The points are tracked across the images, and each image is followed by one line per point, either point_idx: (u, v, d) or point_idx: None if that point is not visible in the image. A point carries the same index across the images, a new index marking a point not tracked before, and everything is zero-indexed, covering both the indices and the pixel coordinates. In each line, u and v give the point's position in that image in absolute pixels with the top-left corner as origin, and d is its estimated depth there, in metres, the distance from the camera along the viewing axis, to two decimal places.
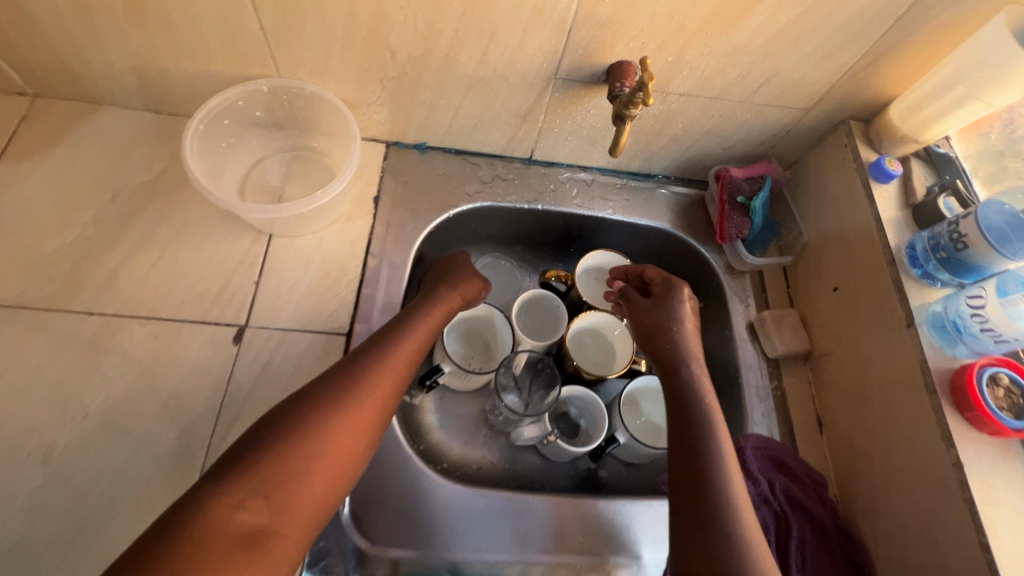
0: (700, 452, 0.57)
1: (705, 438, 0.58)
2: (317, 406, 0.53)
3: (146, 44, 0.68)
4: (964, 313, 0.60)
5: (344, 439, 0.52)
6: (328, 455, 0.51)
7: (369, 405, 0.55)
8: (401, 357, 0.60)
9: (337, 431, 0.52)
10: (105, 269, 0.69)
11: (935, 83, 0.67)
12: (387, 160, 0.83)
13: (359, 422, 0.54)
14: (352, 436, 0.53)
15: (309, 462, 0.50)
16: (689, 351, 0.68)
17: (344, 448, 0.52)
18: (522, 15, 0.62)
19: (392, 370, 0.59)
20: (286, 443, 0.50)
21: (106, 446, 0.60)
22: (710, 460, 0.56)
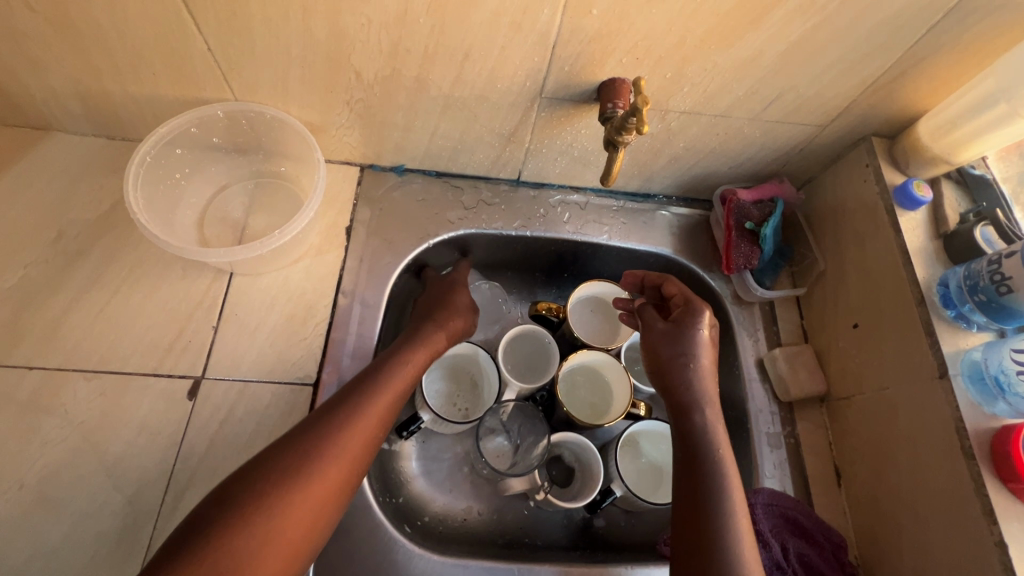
0: (706, 521, 0.51)
1: (712, 503, 0.51)
2: (272, 483, 0.48)
3: (84, 69, 0.61)
4: (1008, 369, 0.53)
5: (301, 518, 0.48)
6: (284, 540, 0.47)
7: (332, 473, 0.51)
8: (373, 416, 0.55)
9: (296, 507, 0.48)
10: (49, 317, 0.63)
11: (971, 98, 0.59)
12: (361, 185, 0.76)
13: (320, 499, 0.50)
14: (312, 512, 0.49)
15: (261, 549, 0.46)
16: (704, 392, 0.59)
17: (303, 525, 0.48)
18: (499, 30, 0.55)
19: (360, 435, 0.53)
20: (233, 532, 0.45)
21: (45, 520, 0.55)
22: (716, 532, 0.50)
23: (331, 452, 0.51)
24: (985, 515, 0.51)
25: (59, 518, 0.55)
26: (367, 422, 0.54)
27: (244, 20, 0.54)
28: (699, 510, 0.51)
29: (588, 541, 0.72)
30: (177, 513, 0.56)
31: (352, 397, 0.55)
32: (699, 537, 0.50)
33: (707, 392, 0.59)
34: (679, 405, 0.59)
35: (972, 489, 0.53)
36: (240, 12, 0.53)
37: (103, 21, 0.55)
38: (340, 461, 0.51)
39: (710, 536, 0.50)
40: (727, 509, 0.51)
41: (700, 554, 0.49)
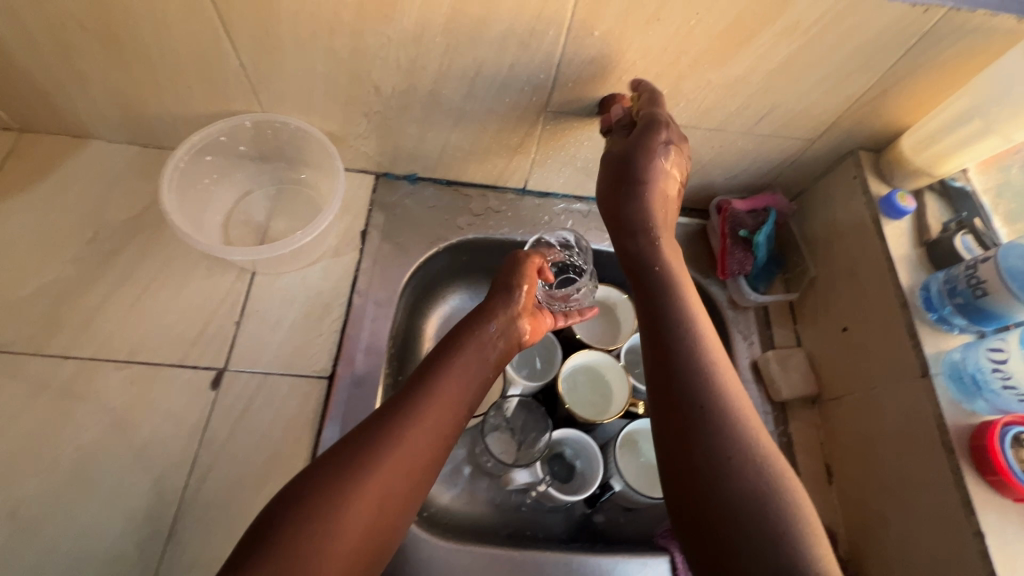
0: (695, 409, 0.49)
1: (688, 383, 0.51)
2: (344, 484, 0.47)
3: (125, 82, 0.66)
4: (984, 367, 0.57)
5: (370, 518, 0.47)
6: (354, 538, 0.46)
7: (403, 474, 0.50)
8: (437, 414, 0.54)
9: (365, 508, 0.47)
10: (84, 311, 0.67)
11: (950, 114, 0.63)
12: (375, 192, 0.81)
13: (392, 502, 0.49)
14: (381, 513, 0.48)
15: (330, 549, 0.44)
16: (670, 282, 0.58)
17: (377, 524, 0.47)
18: (508, 49, 0.60)
19: (426, 433, 0.52)
20: (307, 536, 0.44)
21: (78, 498, 0.59)
22: (705, 417, 0.49)
23: (396, 450, 0.50)
24: (965, 506, 0.54)
25: (90, 498, 0.59)
26: (434, 419, 0.54)
27: (275, 39, 0.59)
28: (678, 393, 0.50)
29: (587, 536, 0.75)
30: (201, 494, 0.60)
31: (414, 395, 0.55)
32: (682, 425, 0.49)
33: (675, 279, 0.58)
34: (649, 288, 0.58)
35: (952, 481, 0.55)
36: (272, 31, 0.58)
37: (147, 38, 0.60)
38: (409, 461, 0.50)
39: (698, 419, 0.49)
40: (714, 389, 0.50)
41: (688, 439, 0.48)
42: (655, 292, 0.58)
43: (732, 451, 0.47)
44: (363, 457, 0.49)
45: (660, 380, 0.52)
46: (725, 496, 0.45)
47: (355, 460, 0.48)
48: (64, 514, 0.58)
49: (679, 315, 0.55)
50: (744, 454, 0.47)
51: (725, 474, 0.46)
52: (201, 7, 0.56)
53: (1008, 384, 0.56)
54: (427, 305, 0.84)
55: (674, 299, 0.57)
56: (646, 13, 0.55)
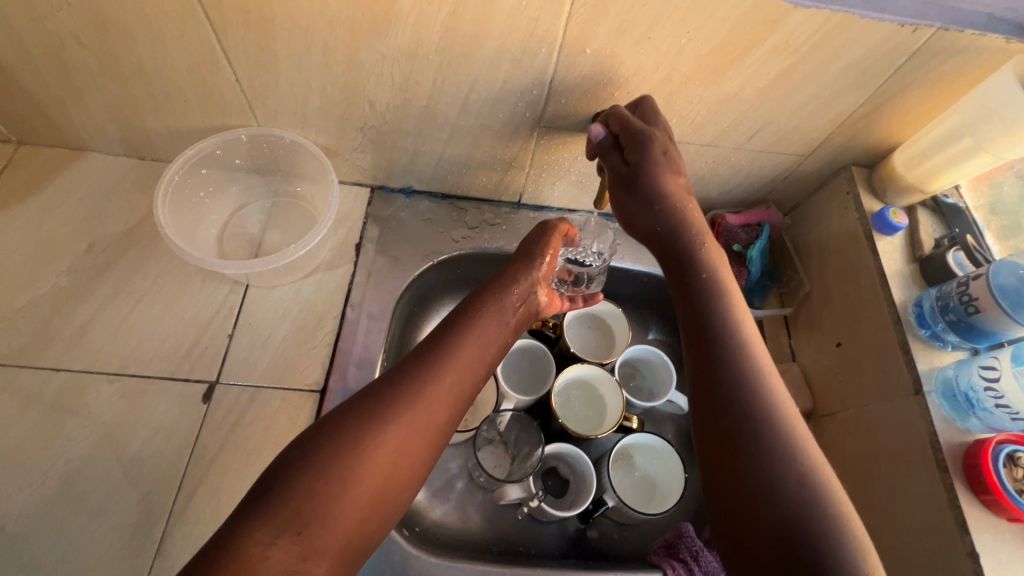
0: (753, 410, 0.51)
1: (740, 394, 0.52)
2: (358, 435, 0.48)
3: (122, 96, 0.66)
4: (977, 386, 0.56)
5: (384, 471, 0.48)
6: (368, 487, 0.47)
7: (419, 429, 0.51)
8: (454, 377, 0.55)
9: (379, 459, 0.48)
10: (77, 323, 0.67)
11: (941, 132, 0.63)
12: (370, 205, 0.81)
13: (407, 456, 0.50)
14: (397, 467, 0.49)
15: (343, 495, 0.46)
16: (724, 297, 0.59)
17: (392, 475, 0.49)
18: (501, 66, 0.60)
19: (442, 394, 0.54)
20: (321, 481, 0.45)
21: (65, 512, 0.58)
22: (767, 430, 0.50)
23: (411, 406, 0.51)
24: (959, 526, 0.54)
25: (77, 513, 0.58)
26: (451, 382, 0.55)
27: (270, 55, 0.60)
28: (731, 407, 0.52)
29: (580, 552, 0.74)
30: (189, 509, 0.60)
31: (432, 355, 0.56)
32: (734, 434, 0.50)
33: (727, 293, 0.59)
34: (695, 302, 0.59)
35: (946, 500, 0.55)
36: (267, 48, 0.59)
37: (143, 54, 0.60)
38: (424, 419, 0.52)
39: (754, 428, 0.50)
40: (768, 401, 0.51)
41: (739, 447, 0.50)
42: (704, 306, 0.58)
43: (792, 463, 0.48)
44: (379, 410, 0.50)
45: (708, 388, 0.54)
46: (777, 503, 0.46)
47: (372, 414, 0.50)
48: (50, 529, 0.57)
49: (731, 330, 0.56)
50: (802, 451, 0.48)
51: (783, 480, 0.47)
52: (198, 24, 0.57)
53: (1001, 403, 0.55)
54: (421, 318, 0.83)
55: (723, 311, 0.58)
56: (637, 32, 0.55)
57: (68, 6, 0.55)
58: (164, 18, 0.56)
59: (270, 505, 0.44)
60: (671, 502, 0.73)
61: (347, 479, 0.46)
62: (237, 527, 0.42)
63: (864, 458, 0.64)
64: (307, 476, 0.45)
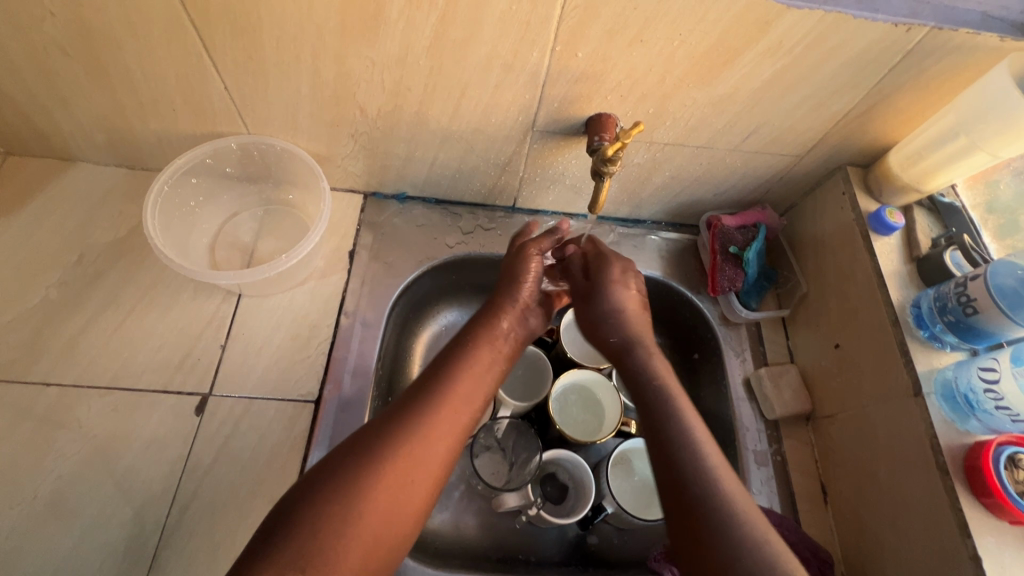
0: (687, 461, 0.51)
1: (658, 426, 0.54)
2: (359, 472, 0.48)
3: (111, 105, 0.66)
4: (976, 387, 0.56)
5: (386, 507, 0.47)
6: (371, 524, 0.46)
7: (418, 462, 0.50)
8: (452, 410, 0.55)
9: (380, 493, 0.47)
10: (67, 336, 0.67)
11: (936, 131, 0.63)
12: (364, 211, 0.80)
13: (409, 492, 0.49)
14: (399, 501, 0.48)
15: (348, 532, 0.45)
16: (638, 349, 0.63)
17: (395, 511, 0.48)
18: (492, 71, 0.60)
19: (442, 428, 0.53)
20: (324, 519, 0.45)
21: (56, 530, 0.57)
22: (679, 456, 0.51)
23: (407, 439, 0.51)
24: (961, 529, 0.53)
25: (68, 529, 0.58)
26: (449, 415, 0.54)
27: (259, 63, 0.59)
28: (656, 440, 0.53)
29: (581, 559, 0.74)
30: (182, 524, 0.59)
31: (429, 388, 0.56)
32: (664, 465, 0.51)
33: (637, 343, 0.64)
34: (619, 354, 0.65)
35: (948, 504, 0.54)
36: (255, 56, 0.58)
37: (130, 63, 0.60)
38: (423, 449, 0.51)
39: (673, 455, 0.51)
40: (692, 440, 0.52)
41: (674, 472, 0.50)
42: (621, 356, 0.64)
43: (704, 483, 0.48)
44: (380, 446, 0.50)
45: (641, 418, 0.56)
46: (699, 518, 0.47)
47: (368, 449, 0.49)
48: (42, 546, 0.57)
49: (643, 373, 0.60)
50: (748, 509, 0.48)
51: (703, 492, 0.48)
52: (184, 32, 0.56)
53: (1000, 405, 0.55)
54: (417, 325, 0.83)
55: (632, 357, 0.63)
56: (628, 35, 0.55)
57: (52, 17, 0.55)
58: (151, 27, 0.56)
59: (275, 545, 0.43)
60: None
61: (348, 516, 0.46)
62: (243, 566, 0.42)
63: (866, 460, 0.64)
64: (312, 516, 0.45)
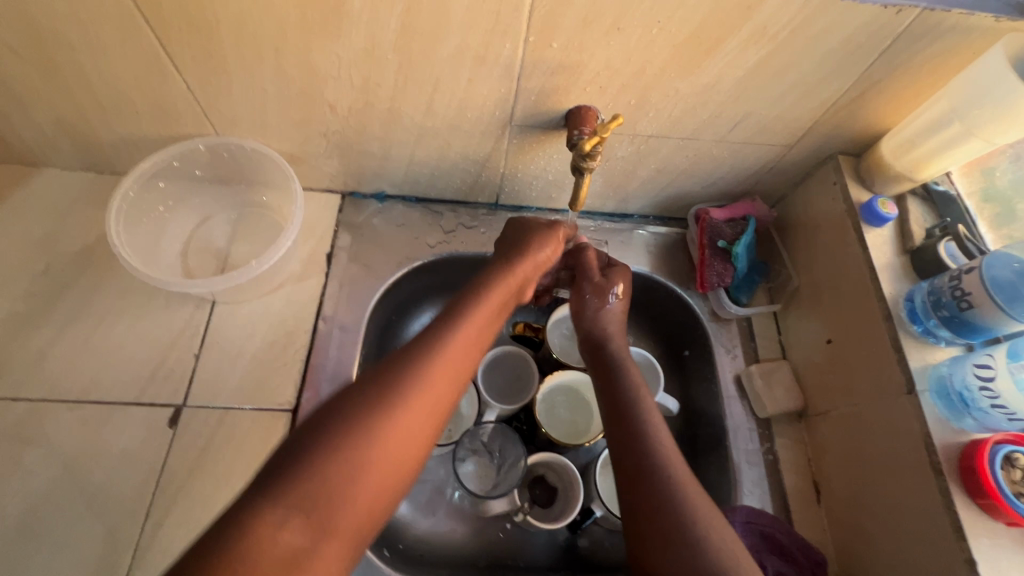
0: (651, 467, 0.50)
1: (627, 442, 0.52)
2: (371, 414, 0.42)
3: (70, 109, 0.63)
4: (971, 385, 0.54)
5: (399, 449, 0.43)
6: (382, 469, 0.41)
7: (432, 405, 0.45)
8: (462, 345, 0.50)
9: (395, 436, 0.42)
10: (34, 349, 0.65)
11: (929, 117, 0.60)
12: (341, 212, 0.78)
13: (420, 435, 0.44)
14: (409, 447, 0.43)
15: (360, 476, 0.40)
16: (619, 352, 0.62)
17: (406, 455, 0.43)
18: (464, 64, 0.57)
19: (451, 367, 0.48)
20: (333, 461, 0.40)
21: (25, 550, 0.56)
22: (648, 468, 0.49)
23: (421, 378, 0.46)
24: (956, 532, 0.51)
25: (40, 549, 0.56)
26: (460, 355, 0.49)
27: (220, 61, 0.57)
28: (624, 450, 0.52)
29: (570, 563, 0.72)
30: (155, 541, 0.57)
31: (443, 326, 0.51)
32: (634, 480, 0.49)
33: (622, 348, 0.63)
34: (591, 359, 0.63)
35: (942, 505, 0.53)
36: (215, 53, 0.56)
37: (85, 64, 0.57)
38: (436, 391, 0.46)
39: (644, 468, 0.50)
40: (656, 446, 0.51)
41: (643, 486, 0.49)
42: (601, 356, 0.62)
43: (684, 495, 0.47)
44: (395, 387, 0.44)
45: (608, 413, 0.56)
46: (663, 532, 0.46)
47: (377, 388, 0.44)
48: (10, 567, 0.55)
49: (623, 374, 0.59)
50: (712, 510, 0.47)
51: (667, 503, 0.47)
52: (138, 30, 0.53)
53: (996, 404, 0.53)
54: (400, 327, 0.81)
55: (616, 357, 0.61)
56: (604, 23, 0.52)
57: None
58: (102, 25, 0.53)
59: (283, 481, 0.38)
60: None
61: (360, 460, 0.40)
62: (243, 505, 0.37)
63: (859, 459, 0.62)
64: (321, 457, 0.40)
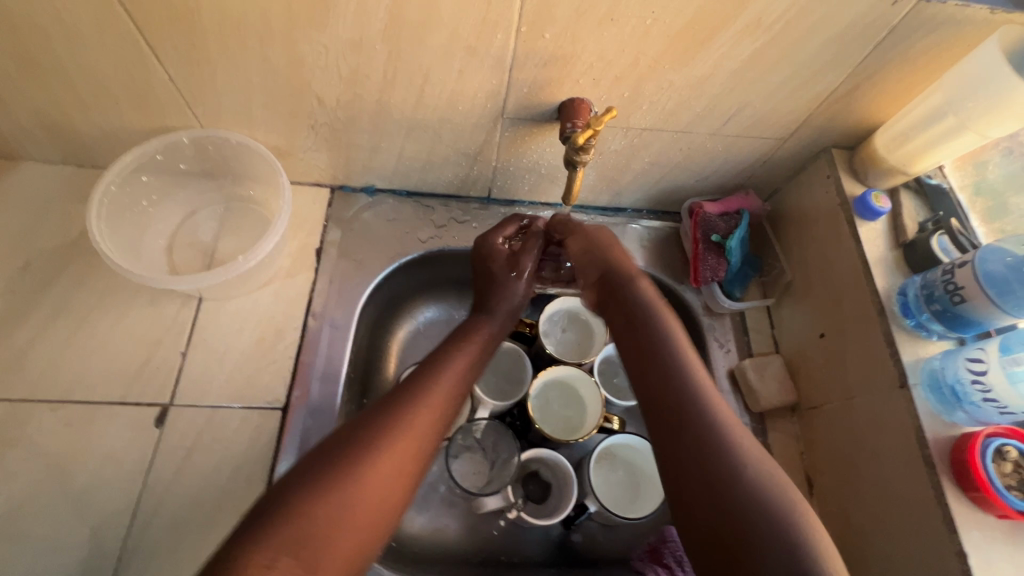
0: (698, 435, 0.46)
1: (673, 396, 0.49)
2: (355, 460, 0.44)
3: (48, 100, 0.61)
4: (964, 379, 0.54)
5: (379, 497, 0.44)
6: (365, 513, 0.42)
7: (415, 450, 0.47)
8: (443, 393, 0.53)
9: (375, 483, 0.44)
10: (14, 348, 0.63)
11: (923, 109, 0.60)
12: (330, 206, 0.77)
13: (401, 481, 0.46)
14: (389, 493, 0.44)
15: (347, 518, 0.41)
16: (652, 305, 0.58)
17: (386, 501, 0.44)
18: (455, 55, 0.56)
19: (434, 414, 0.50)
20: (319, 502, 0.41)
21: (8, 553, 0.55)
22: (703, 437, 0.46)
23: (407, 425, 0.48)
24: (947, 524, 0.52)
25: (23, 552, 0.55)
26: (443, 405, 0.52)
27: (202, 51, 0.55)
28: (656, 412, 0.50)
29: (564, 559, 0.72)
30: (143, 543, 0.56)
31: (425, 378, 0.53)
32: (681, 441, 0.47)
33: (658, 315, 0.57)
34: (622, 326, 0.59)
35: (933, 498, 0.53)
36: (198, 43, 0.54)
37: (62, 53, 0.55)
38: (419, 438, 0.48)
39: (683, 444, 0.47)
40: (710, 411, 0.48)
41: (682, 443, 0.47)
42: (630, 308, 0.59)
43: (738, 443, 0.46)
44: (381, 434, 0.46)
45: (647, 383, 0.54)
46: (706, 484, 0.44)
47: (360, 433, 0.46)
48: None
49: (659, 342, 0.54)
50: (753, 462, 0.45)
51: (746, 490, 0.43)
52: (116, 18, 0.51)
53: (988, 397, 0.53)
54: (391, 323, 0.80)
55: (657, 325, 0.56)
56: (597, 14, 0.51)
57: None
58: (78, 13, 0.51)
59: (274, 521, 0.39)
60: (654, 502, 0.70)
61: (344, 504, 0.42)
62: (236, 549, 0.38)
63: (852, 453, 0.62)
64: (309, 499, 0.41)
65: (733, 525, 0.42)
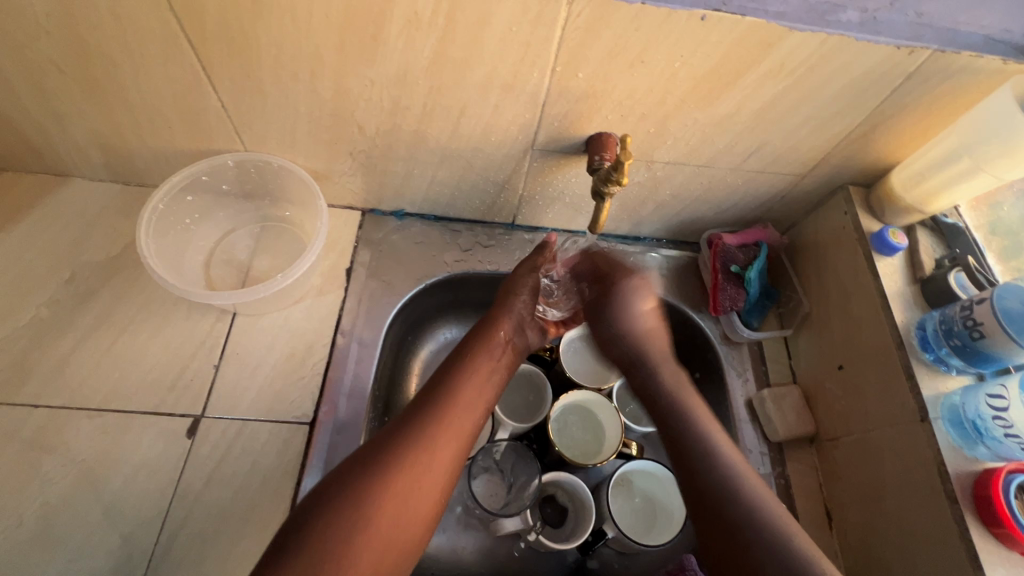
0: (723, 498, 0.56)
1: (702, 456, 0.60)
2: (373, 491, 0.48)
3: (108, 124, 0.65)
4: (985, 415, 0.55)
5: (394, 512, 0.48)
6: (376, 531, 0.47)
7: (422, 470, 0.51)
8: (453, 407, 0.56)
9: (389, 498, 0.49)
10: (56, 356, 0.65)
11: (939, 152, 0.63)
12: (361, 228, 0.79)
13: (408, 504, 0.49)
14: (406, 507, 0.49)
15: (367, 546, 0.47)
16: (686, 407, 0.65)
17: (402, 522, 0.49)
18: (492, 91, 0.59)
19: (444, 437, 0.54)
20: (335, 526, 0.46)
21: (38, 560, 0.56)
22: (730, 497, 0.56)
23: (415, 446, 0.52)
24: (972, 561, 0.52)
25: (54, 558, 0.56)
26: (453, 421, 0.55)
27: (256, 81, 0.59)
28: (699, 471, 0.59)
29: None
30: (171, 553, 0.57)
31: (434, 403, 0.56)
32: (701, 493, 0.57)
33: (712, 439, 0.61)
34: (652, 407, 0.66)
35: (957, 533, 0.53)
36: (252, 74, 0.58)
37: (126, 81, 0.59)
38: (426, 460, 0.51)
39: (758, 566, 0.52)
40: (731, 473, 0.58)
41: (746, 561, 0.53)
42: (658, 397, 0.67)
43: (763, 506, 0.55)
44: (385, 464, 0.50)
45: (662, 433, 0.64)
46: (723, 516, 0.55)
47: (373, 459, 0.50)
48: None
49: (733, 485, 0.57)
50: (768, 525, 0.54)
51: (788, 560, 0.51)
52: (181, 50, 0.55)
53: (1010, 432, 0.54)
54: (414, 343, 0.82)
55: (707, 447, 0.60)
56: (629, 56, 0.54)
57: (48, 36, 0.54)
58: (147, 44, 0.55)
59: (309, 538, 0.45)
60: (673, 528, 0.71)
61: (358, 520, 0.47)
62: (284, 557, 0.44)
63: (872, 485, 0.63)
64: (330, 513, 0.46)
65: (749, 536, 0.53)
